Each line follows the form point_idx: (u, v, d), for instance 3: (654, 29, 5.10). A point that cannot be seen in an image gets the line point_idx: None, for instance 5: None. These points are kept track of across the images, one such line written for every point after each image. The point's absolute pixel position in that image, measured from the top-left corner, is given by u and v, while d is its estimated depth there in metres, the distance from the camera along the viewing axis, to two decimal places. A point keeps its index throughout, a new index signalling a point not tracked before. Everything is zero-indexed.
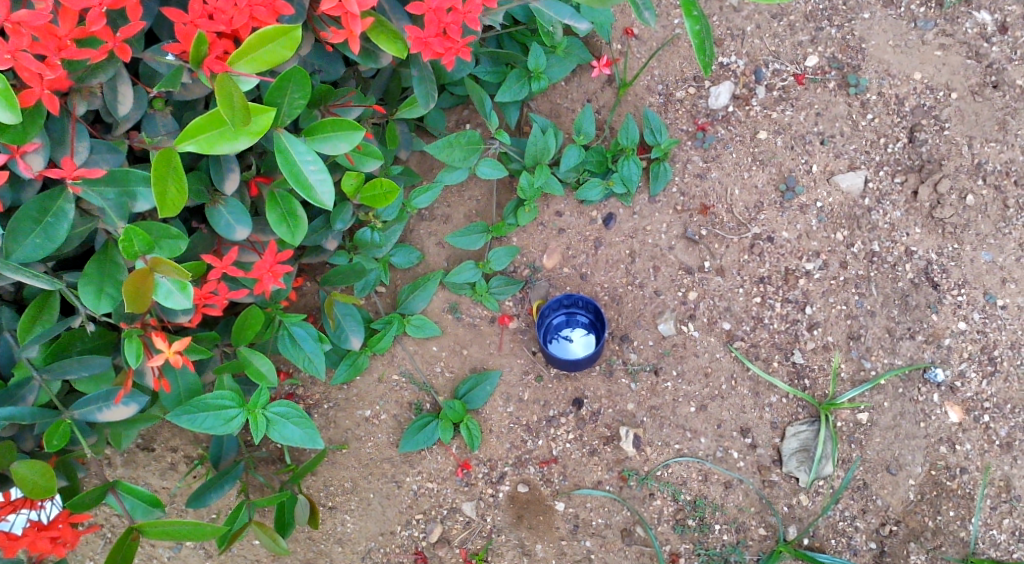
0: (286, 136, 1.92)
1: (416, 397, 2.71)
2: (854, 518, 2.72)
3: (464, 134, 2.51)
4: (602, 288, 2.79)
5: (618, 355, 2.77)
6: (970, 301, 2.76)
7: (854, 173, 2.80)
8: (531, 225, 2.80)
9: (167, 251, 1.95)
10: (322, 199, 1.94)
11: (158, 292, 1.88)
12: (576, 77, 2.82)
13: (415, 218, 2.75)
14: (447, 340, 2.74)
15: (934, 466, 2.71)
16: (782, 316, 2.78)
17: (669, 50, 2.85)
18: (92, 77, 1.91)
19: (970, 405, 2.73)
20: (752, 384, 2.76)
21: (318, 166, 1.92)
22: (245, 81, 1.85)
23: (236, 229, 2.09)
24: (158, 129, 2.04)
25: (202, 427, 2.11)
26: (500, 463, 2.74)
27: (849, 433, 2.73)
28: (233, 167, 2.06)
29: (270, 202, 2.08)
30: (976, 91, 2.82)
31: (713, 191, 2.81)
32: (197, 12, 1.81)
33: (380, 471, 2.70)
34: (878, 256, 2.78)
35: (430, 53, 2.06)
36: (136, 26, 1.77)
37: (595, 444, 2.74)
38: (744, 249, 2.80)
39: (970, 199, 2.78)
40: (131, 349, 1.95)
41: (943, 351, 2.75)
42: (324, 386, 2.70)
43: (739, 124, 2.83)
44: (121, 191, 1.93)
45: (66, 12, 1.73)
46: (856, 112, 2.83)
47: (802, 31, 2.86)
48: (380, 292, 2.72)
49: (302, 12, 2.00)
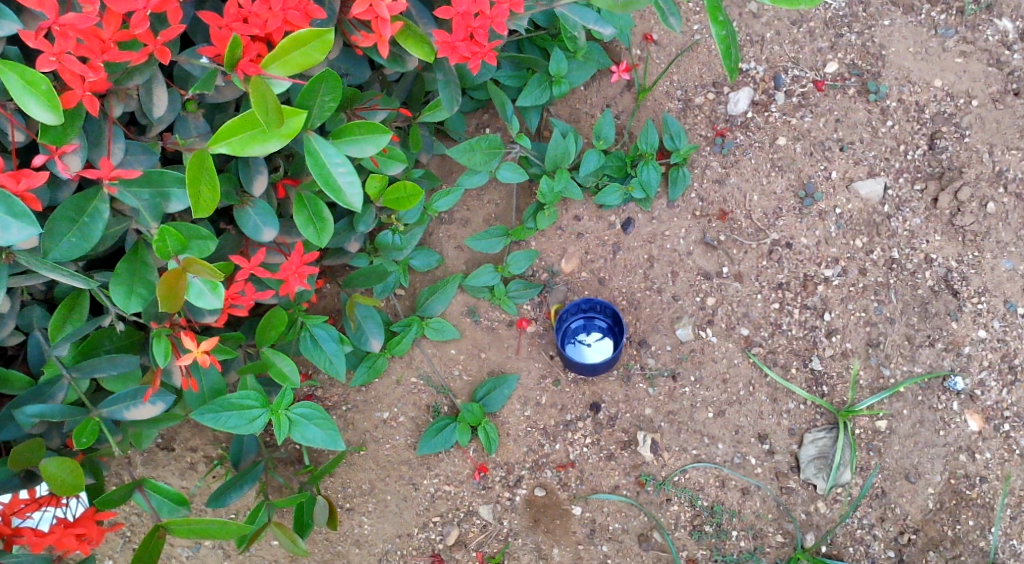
0: (315, 138, 1.93)
1: (434, 400, 2.72)
2: (872, 526, 2.71)
3: (486, 137, 2.52)
4: (620, 293, 2.79)
5: (636, 359, 2.77)
6: (991, 310, 2.75)
7: (874, 180, 2.80)
8: (550, 230, 2.80)
9: (196, 252, 1.95)
10: (350, 201, 1.93)
11: (191, 292, 1.88)
12: (596, 82, 2.82)
13: (434, 221, 2.76)
14: (466, 343, 2.75)
15: (953, 475, 2.70)
16: (800, 322, 2.78)
17: (689, 56, 2.85)
18: (129, 79, 1.91)
19: (989, 413, 2.72)
20: (770, 389, 2.75)
21: (347, 168, 1.93)
22: (278, 84, 1.86)
23: (263, 230, 2.10)
24: (191, 131, 2.04)
25: (226, 426, 2.11)
26: (517, 466, 2.74)
27: (867, 440, 2.73)
28: (261, 168, 2.07)
29: (297, 204, 2.08)
30: (996, 99, 2.82)
31: (731, 197, 2.81)
32: (232, 16, 1.81)
33: (398, 473, 2.71)
34: (897, 263, 2.78)
35: (458, 56, 2.06)
36: (176, 31, 1.77)
37: (612, 448, 2.74)
38: (763, 255, 2.80)
39: (991, 207, 2.78)
40: (159, 349, 1.96)
41: (963, 359, 2.74)
42: (343, 388, 2.70)
43: (758, 130, 2.83)
44: (155, 192, 1.94)
45: (110, 15, 1.74)
46: (876, 119, 2.83)
47: (822, 37, 2.86)
48: (400, 295, 2.73)
49: (332, 16, 2.01)
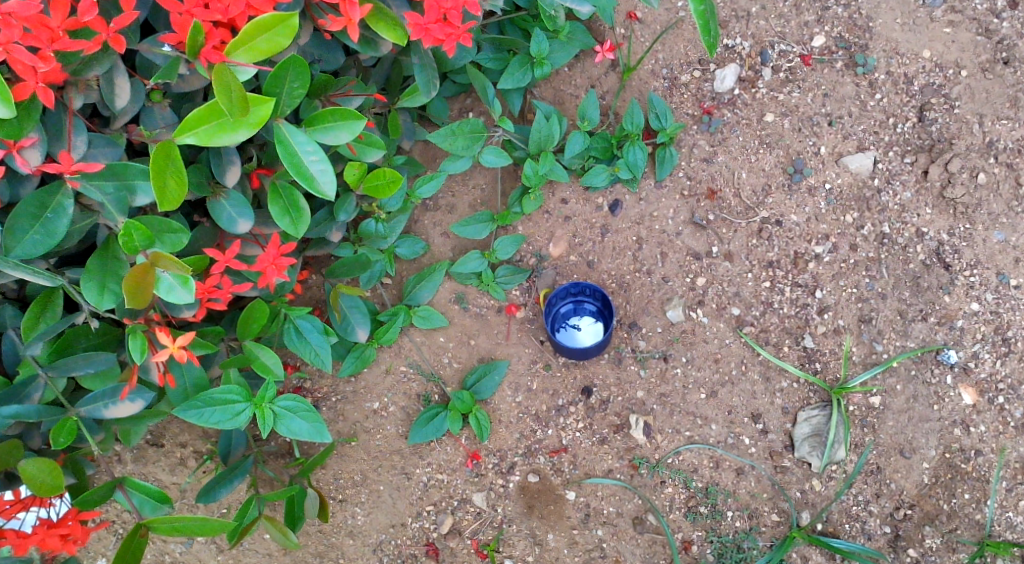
0: (285, 126, 1.91)
1: (425, 389, 2.70)
2: (868, 502, 2.70)
3: (467, 122, 2.49)
4: (609, 275, 2.77)
5: (626, 342, 2.75)
6: (983, 282, 2.73)
7: (863, 155, 2.78)
8: (537, 214, 2.77)
9: (168, 245, 1.93)
10: (323, 190, 1.91)
11: (160, 287, 1.87)
12: (580, 63, 2.79)
13: (419, 209, 2.73)
14: (454, 331, 2.73)
15: (947, 449, 2.69)
16: (792, 300, 2.76)
17: (673, 33, 2.81)
18: (88, 70, 1.90)
19: (984, 386, 2.71)
20: (762, 368, 2.74)
21: (318, 156, 1.91)
22: (242, 72, 1.84)
23: (238, 221, 2.07)
24: (157, 122, 2.02)
25: (210, 422, 2.08)
26: (510, 453, 2.72)
27: (861, 416, 2.72)
28: (234, 158, 2.04)
29: (272, 194, 2.05)
30: (986, 68, 2.79)
31: (720, 175, 2.78)
32: (193, 1, 1.79)
33: (390, 463, 2.69)
34: (888, 237, 2.76)
35: (431, 39, 2.02)
36: (129, 16, 1.77)
37: (605, 433, 2.72)
38: (753, 233, 2.77)
39: (982, 177, 2.75)
40: (135, 344, 1.94)
41: (956, 332, 2.73)
42: (331, 379, 2.69)
43: (744, 107, 2.80)
44: (120, 184, 1.92)
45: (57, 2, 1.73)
46: (864, 92, 2.80)
47: (808, 11, 2.83)
48: (386, 284, 2.71)
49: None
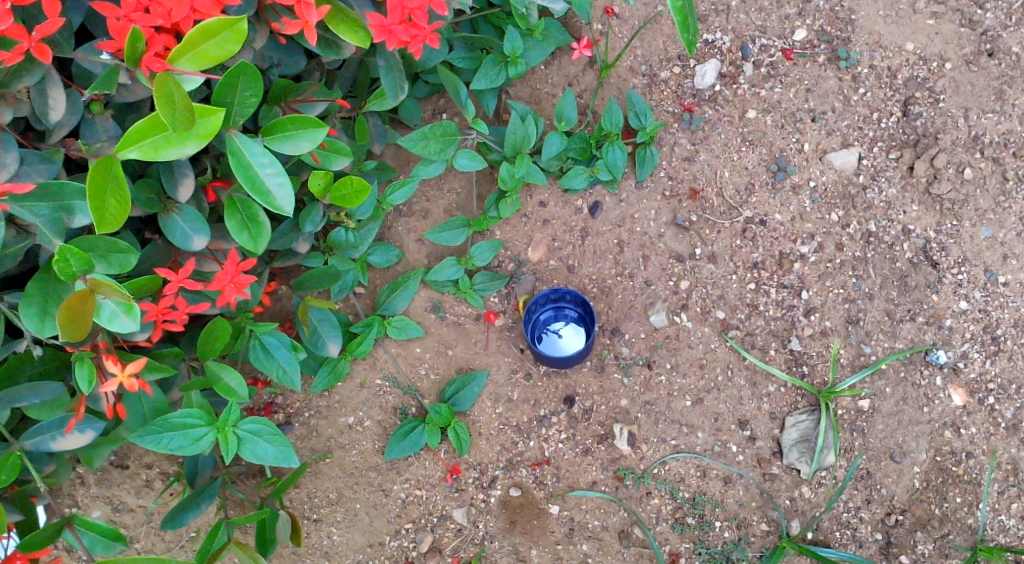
0: (239, 139, 1.80)
1: (401, 401, 2.61)
2: (858, 508, 2.63)
3: (439, 125, 2.39)
4: (590, 280, 2.68)
5: (609, 349, 2.67)
6: (972, 280, 2.67)
7: (847, 151, 2.70)
8: (514, 218, 2.68)
9: (115, 265, 1.83)
10: (280, 205, 1.82)
11: (103, 314, 1.77)
12: (556, 60, 2.69)
13: (392, 214, 2.64)
14: (431, 341, 2.64)
15: (938, 452, 2.63)
16: (777, 301, 2.68)
17: (652, 29, 2.72)
18: (17, 81, 1.80)
19: (974, 387, 2.65)
20: (749, 373, 2.66)
21: (275, 170, 1.80)
22: (188, 80, 1.72)
23: (193, 238, 1.96)
24: (99, 135, 1.91)
25: (169, 448, 1.98)
26: (490, 466, 2.63)
27: (850, 420, 2.64)
28: (186, 171, 1.94)
29: (229, 208, 1.94)
30: (970, 60, 2.72)
31: (702, 174, 2.70)
32: (131, 5, 1.70)
33: (366, 480, 2.60)
34: (875, 236, 2.69)
35: (396, 41, 1.91)
36: (54, 23, 1.66)
37: (588, 443, 2.64)
38: (737, 233, 2.69)
39: (968, 172, 2.69)
40: (82, 373, 1.85)
41: (944, 332, 2.66)
42: (304, 394, 2.59)
43: (726, 104, 2.72)
44: (56, 205, 1.82)
45: None
46: (847, 87, 2.73)
47: (789, 4, 2.76)
48: (359, 293, 2.61)
49: (250, 4, 1.88)
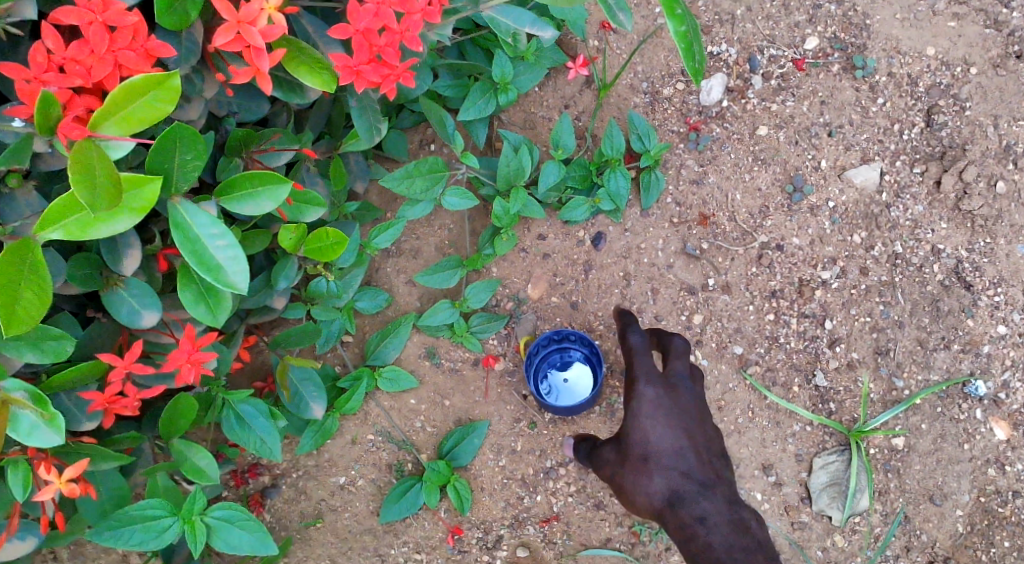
0: (183, 209, 1.62)
1: (396, 457, 2.41)
2: (897, 557, 2.46)
3: (425, 161, 2.20)
4: (596, 317, 2.48)
5: (619, 392, 2.46)
6: (1009, 302, 2.47)
7: (868, 167, 2.49)
8: (512, 253, 2.47)
9: (50, 354, 1.67)
10: (232, 281, 1.62)
11: (21, 427, 1.60)
12: (551, 81, 2.49)
13: (380, 254, 2.44)
14: (426, 390, 2.43)
15: (982, 492, 2.45)
16: (799, 333, 2.48)
17: (653, 43, 2.52)
18: None
19: (1016, 419, 2.46)
20: (772, 413, 2.46)
21: (224, 241, 1.61)
22: (115, 147, 1.56)
23: (143, 313, 1.79)
24: (20, 210, 1.69)
25: (129, 544, 1.82)
26: (495, 525, 2.45)
27: (884, 460, 2.45)
28: (132, 242, 1.75)
29: (184, 277, 1.73)
30: (997, 64, 2.52)
31: (712, 198, 2.49)
32: (41, 65, 1.54)
33: (361, 544, 2.42)
34: (902, 258, 2.48)
35: (365, 82, 1.74)
36: None
37: (600, 496, 2.45)
38: (752, 261, 2.49)
39: (1000, 186, 2.49)
40: (16, 478, 1.65)
41: (983, 360, 2.46)
42: (290, 454, 2.39)
43: (735, 120, 2.51)
44: None
45: None
46: (865, 97, 2.52)
47: (798, 10, 2.53)
48: (347, 342, 2.42)
49: (194, 51, 1.72)
